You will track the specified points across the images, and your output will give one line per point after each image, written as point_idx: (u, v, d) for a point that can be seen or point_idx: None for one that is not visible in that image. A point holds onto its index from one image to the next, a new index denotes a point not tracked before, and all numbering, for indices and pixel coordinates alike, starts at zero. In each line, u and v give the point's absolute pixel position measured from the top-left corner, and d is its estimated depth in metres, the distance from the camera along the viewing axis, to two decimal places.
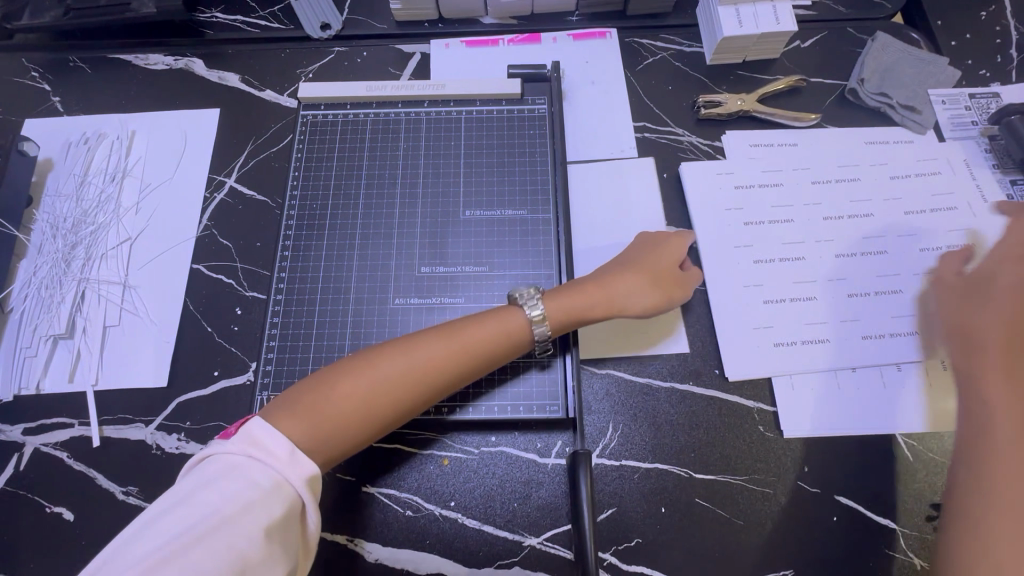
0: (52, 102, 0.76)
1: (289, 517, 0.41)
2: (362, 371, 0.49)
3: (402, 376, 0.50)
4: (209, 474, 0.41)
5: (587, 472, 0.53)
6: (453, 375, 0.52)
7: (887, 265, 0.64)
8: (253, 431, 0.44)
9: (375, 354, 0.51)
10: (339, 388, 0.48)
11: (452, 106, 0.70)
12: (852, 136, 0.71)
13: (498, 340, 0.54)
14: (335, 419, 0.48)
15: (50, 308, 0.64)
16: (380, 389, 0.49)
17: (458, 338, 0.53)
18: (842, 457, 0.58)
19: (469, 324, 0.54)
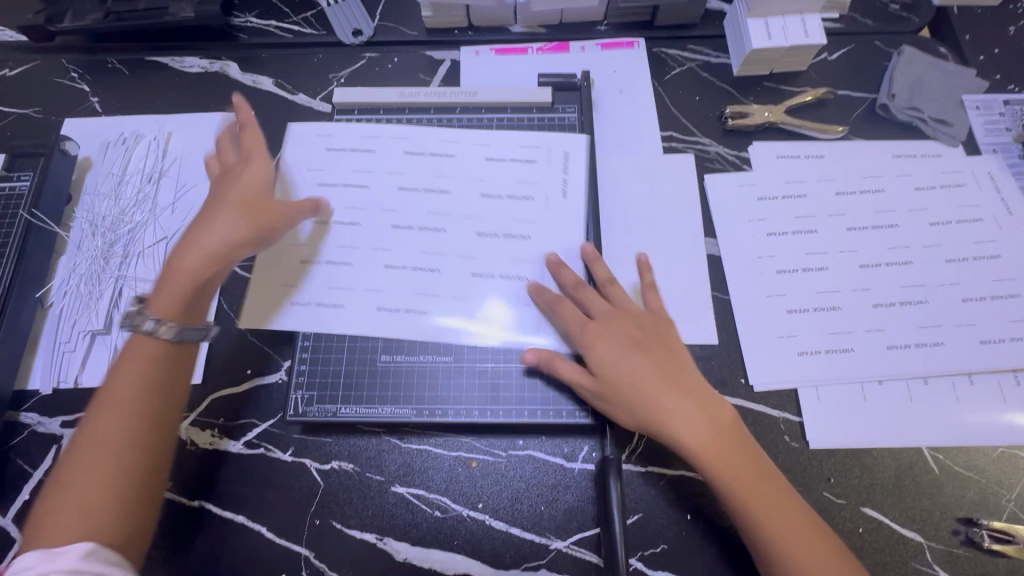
0: (90, 102, 0.78)
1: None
2: (70, 473, 0.48)
3: (100, 467, 0.48)
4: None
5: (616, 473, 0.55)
6: (112, 441, 0.49)
7: (913, 276, 0.64)
8: (42, 542, 0.43)
9: (61, 467, 0.50)
10: (61, 494, 0.47)
11: (483, 113, 0.72)
12: (880, 149, 0.72)
13: (142, 379, 0.52)
14: (100, 502, 0.47)
15: (88, 304, 0.66)
16: (71, 484, 0.48)
17: (112, 399, 0.51)
18: (866, 468, 0.58)
19: (122, 373, 0.52)
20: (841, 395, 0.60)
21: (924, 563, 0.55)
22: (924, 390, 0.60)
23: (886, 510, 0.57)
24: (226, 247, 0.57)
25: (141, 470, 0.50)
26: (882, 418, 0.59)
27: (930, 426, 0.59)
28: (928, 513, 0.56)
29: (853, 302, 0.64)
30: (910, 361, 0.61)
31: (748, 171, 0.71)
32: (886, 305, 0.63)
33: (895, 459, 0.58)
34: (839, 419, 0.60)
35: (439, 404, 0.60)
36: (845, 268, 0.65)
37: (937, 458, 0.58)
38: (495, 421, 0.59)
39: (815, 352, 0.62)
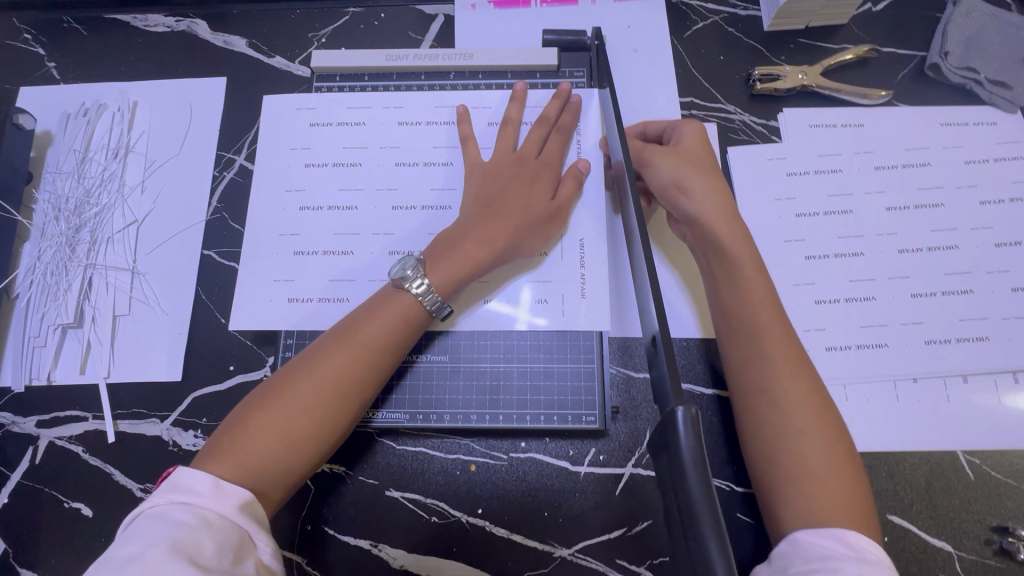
0: (47, 68, 0.71)
1: (232, 547, 0.40)
2: (270, 402, 0.46)
3: (313, 410, 0.46)
4: (138, 532, 0.39)
5: (699, 431, 0.31)
6: (358, 384, 0.48)
7: (957, 263, 0.58)
8: (179, 479, 0.42)
9: (258, 394, 0.48)
10: (252, 423, 0.46)
11: (480, 78, 0.64)
12: (926, 117, 0.64)
13: (393, 338, 0.50)
14: (277, 446, 0.45)
15: (56, 296, 0.61)
16: (279, 424, 0.46)
17: (359, 346, 0.49)
18: (894, 472, 0.54)
19: (364, 321, 0.50)
20: (871, 394, 0.56)
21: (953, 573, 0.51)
22: (963, 389, 0.55)
23: (915, 518, 0.53)
24: (487, 228, 0.53)
25: (347, 417, 0.48)
26: (913, 420, 0.55)
27: (966, 428, 0.54)
28: (959, 521, 0.53)
29: (889, 292, 0.58)
30: (949, 357, 0.56)
31: (777, 143, 0.64)
32: (925, 296, 0.57)
33: (926, 464, 0.54)
34: (868, 421, 0.55)
35: (433, 407, 0.56)
36: (881, 254, 0.59)
37: (972, 463, 0.54)
38: (494, 425, 0.55)
39: (844, 347, 0.57)
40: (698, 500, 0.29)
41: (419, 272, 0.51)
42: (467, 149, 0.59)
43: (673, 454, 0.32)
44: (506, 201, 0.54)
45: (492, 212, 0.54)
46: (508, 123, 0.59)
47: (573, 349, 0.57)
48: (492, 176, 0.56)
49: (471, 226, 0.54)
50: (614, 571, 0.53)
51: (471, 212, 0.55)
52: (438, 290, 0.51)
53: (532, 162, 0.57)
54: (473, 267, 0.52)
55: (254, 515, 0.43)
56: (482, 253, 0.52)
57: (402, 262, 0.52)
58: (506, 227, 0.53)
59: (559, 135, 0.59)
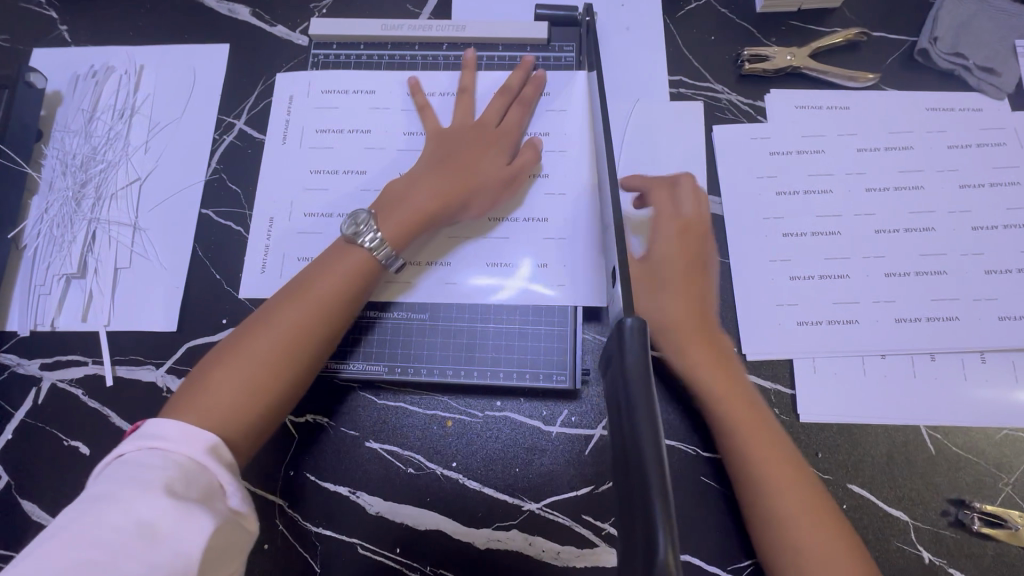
0: (59, 31, 0.73)
1: (201, 485, 0.42)
2: (229, 356, 0.49)
3: (273, 348, 0.49)
4: (107, 475, 0.41)
5: (644, 346, 0.37)
6: (318, 334, 0.51)
7: (933, 244, 0.59)
8: (146, 429, 0.44)
9: (216, 357, 0.49)
10: (213, 375, 0.48)
11: (472, 50, 0.66)
12: (912, 101, 0.64)
13: (345, 290, 0.53)
14: (239, 393, 0.47)
15: (61, 247, 0.64)
16: (247, 372, 0.48)
17: (313, 299, 0.52)
18: (858, 442, 0.56)
19: (315, 276, 0.53)
20: (839, 368, 0.57)
21: (907, 542, 0.53)
22: (931, 368, 0.56)
23: (875, 489, 0.54)
24: (433, 189, 0.57)
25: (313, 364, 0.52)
26: (879, 395, 0.56)
27: (930, 405, 0.56)
28: (918, 492, 0.54)
29: (863, 270, 0.59)
30: (917, 335, 0.57)
31: (762, 123, 0.65)
32: (898, 275, 0.59)
33: (888, 436, 0.56)
34: (834, 395, 0.57)
35: (411, 364, 0.59)
36: (858, 233, 0.60)
37: (935, 438, 0.55)
38: (468, 381, 0.58)
39: (815, 322, 0.58)
40: (644, 434, 0.32)
41: (370, 227, 0.54)
42: (425, 117, 0.63)
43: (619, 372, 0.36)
44: (461, 163, 0.58)
45: (443, 176, 0.57)
46: (462, 91, 0.63)
47: (548, 314, 0.59)
48: (447, 143, 0.60)
49: (419, 189, 0.57)
50: (580, 526, 0.55)
51: (425, 167, 0.58)
52: (390, 244, 0.54)
53: (485, 132, 0.60)
54: (416, 225, 0.56)
55: (221, 459, 0.44)
56: (427, 211, 0.56)
57: (353, 217, 0.55)
58: (456, 185, 0.57)
59: (519, 105, 0.62)
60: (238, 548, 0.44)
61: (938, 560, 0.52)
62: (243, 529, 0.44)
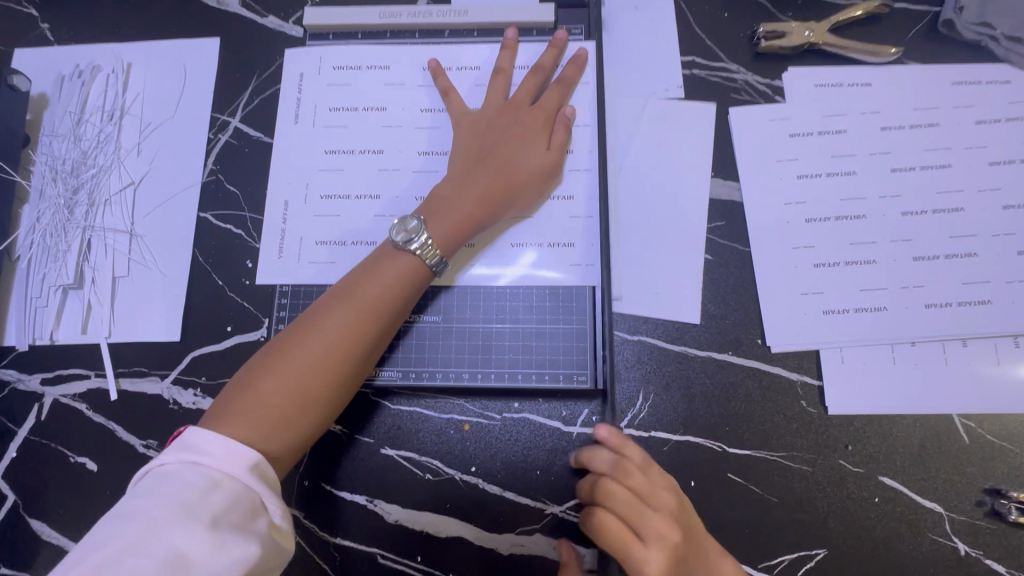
0: (40, 30, 0.70)
1: (245, 506, 0.40)
2: (277, 362, 0.47)
3: (330, 356, 0.47)
4: (146, 489, 0.39)
5: None
6: (368, 340, 0.49)
7: (962, 225, 0.57)
8: (190, 439, 0.42)
9: (263, 361, 0.47)
10: (263, 381, 0.46)
11: (476, 36, 0.64)
12: (937, 75, 0.61)
13: (394, 292, 0.50)
14: (300, 404, 0.46)
15: (56, 257, 0.62)
16: (297, 379, 0.46)
17: (360, 303, 0.49)
18: (889, 433, 0.54)
19: (364, 278, 0.51)
20: (868, 357, 0.55)
21: (942, 533, 0.51)
22: (962, 355, 0.55)
23: (907, 481, 0.53)
24: (483, 185, 0.54)
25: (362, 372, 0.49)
26: (910, 384, 0.54)
27: (962, 393, 0.54)
28: (951, 483, 0.52)
29: (890, 255, 0.57)
30: (948, 321, 0.55)
31: (780, 103, 0.62)
32: (927, 259, 0.56)
33: (920, 427, 0.54)
34: (864, 385, 0.55)
35: (425, 367, 0.57)
36: (883, 216, 0.58)
37: (968, 427, 0.54)
38: (484, 383, 0.56)
39: (842, 311, 0.56)
40: None
41: (421, 233, 0.52)
42: (452, 101, 0.60)
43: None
44: (502, 155, 0.56)
45: (491, 169, 0.55)
46: (501, 70, 0.60)
47: (567, 311, 0.57)
48: (487, 130, 0.57)
49: (467, 184, 0.55)
50: None
51: (465, 163, 0.56)
52: (438, 246, 0.52)
53: (525, 113, 0.58)
54: (468, 223, 0.54)
55: (264, 477, 0.42)
56: (478, 209, 0.54)
57: (403, 223, 0.52)
58: (505, 174, 0.55)
59: (556, 84, 0.59)
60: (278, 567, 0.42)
61: (974, 551, 0.51)
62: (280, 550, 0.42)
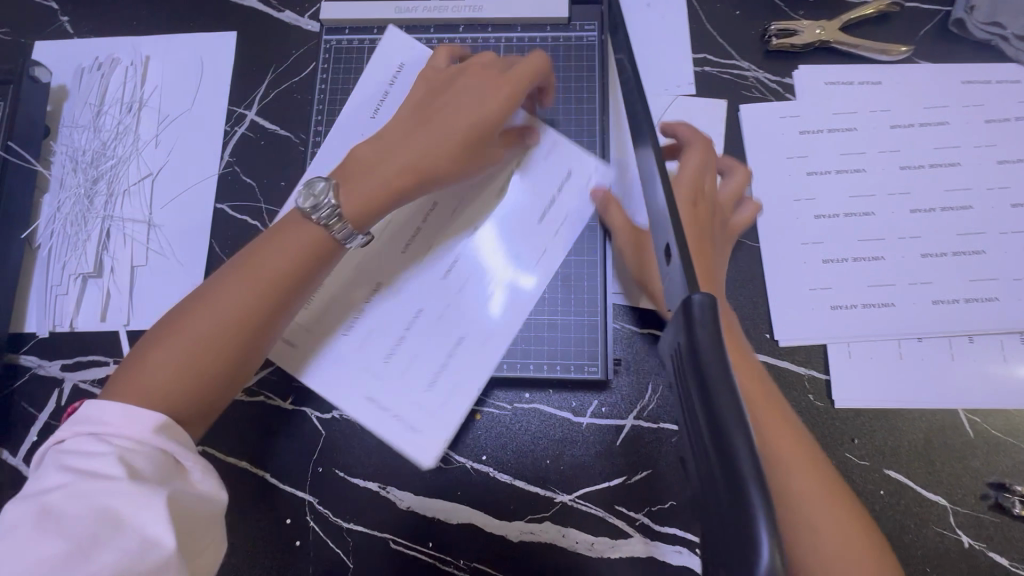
0: (61, 22, 0.71)
1: (156, 466, 0.40)
2: (164, 336, 0.45)
3: (206, 334, 0.45)
4: (51, 465, 0.40)
5: (717, 318, 0.30)
6: (257, 316, 0.47)
7: (971, 223, 0.57)
8: (85, 412, 0.43)
9: (155, 335, 0.46)
10: (152, 357, 0.44)
11: (490, 32, 0.64)
12: (947, 74, 0.62)
13: (299, 264, 0.48)
14: (182, 378, 0.44)
15: (76, 246, 0.63)
16: (174, 354, 0.44)
17: (254, 276, 0.47)
18: (894, 427, 0.54)
19: (262, 249, 0.49)
20: (875, 352, 0.56)
21: (947, 527, 0.52)
22: (969, 350, 0.55)
23: (913, 475, 0.53)
24: (404, 154, 0.51)
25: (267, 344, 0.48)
26: (917, 380, 0.55)
27: (968, 388, 0.55)
28: (957, 477, 0.53)
29: (898, 252, 0.57)
30: (955, 317, 0.56)
31: (791, 101, 0.62)
32: (935, 256, 0.57)
33: (928, 421, 0.54)
34: (871, 379, 0.55)
35: None
36: (892, 213, 0.58)
37: (974, 422, 0.54)
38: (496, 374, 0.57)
39: (850, 306, 0.57)
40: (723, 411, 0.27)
41: (332, 199, 0.49)
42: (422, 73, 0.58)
43: (689, 344, 0.30)
44: (430, 122, 0.52)
45: (419, 136, 0.52)
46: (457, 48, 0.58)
47: (578, 303, 0.58)
48: (423, 99, 0.55)
49: (387, 152, 0.52)
50: (613, 516, 0.54)
51: (390, 132, 0.53)
52: (347, 219, 0.49)
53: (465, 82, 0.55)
54: (384, 198, 0.50)
55: (176, 436, 0.43)
56: (392, 183, 0.50)
57: (310, 188, 0.50)
58: (445, 146, 0.52)
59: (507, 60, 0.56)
60: (213, 524, 0.43)
61: (979, 543, 0.51)
62: (209, 506, 0.43)
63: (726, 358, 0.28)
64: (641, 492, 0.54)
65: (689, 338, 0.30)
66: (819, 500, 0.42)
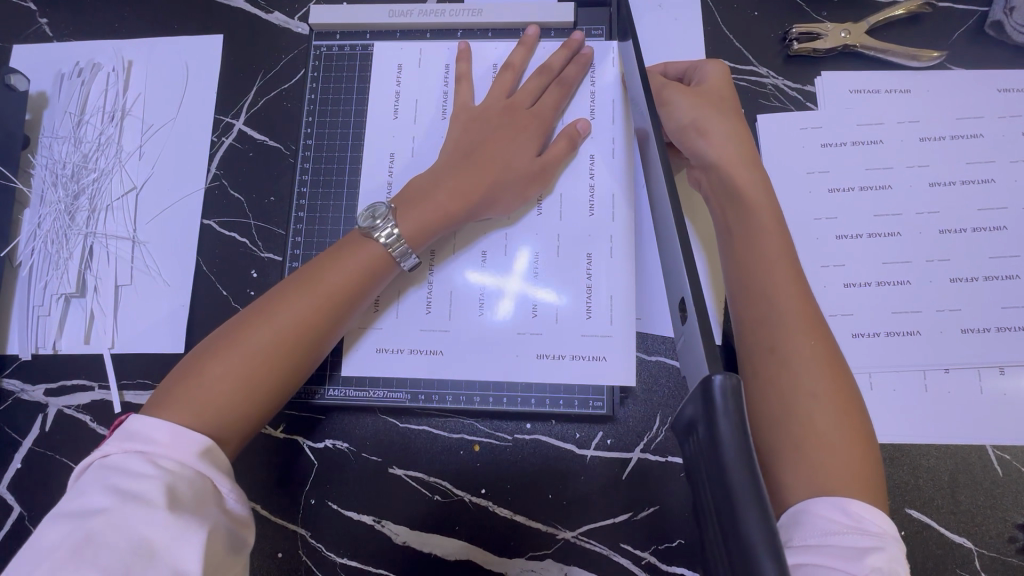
0: (39, 25, 0.67)
1: (195, 493, 0.37)
2: (222, 349, 0.43)
3: (267, 348, 0.44)
4: (90, 482, 0.37)
5: (741, 404, 0.28)
6: (318, 332, 0.46)
7: (1004, 244, 0.54)
8: (131, 427, 0.40)
9: (210, 348, 0.44)
10: (208, 370, 0.42)
11: (490, 37, 0.60)
12: (981, 81, 0.58)
13: (360, 285, 0.48)
14: (240, 397, 0.42)
15: (58, 264, 0.60)
16: (233, 369, 0.43)
17: (318, 292, 0.46)
18: (915, 463, 0.51)
19: (326, 268, 0.48)
20: (898, 384, 0.53)
21: (971, 571, 0.49)
22: (999, 382, 0.52)
23: (938, 516, 0.50)
24: (462, 178, 0.51)
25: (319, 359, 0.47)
26: (943, 413, 0.52)
27: (997, 423, 0.51)
28: (983, 517, 0.50)
29: (925, 275, 0.54)
30: (986, 346, 0.52)
31: (812, 111, 0.58)
32: (964, 281, 0.53)
33: (954, 458, 0.51)
34: (893, 413, 0.52)
35: (434, 389, 0.54)
36: (919, 233, 0.55)
37: (1003, 459, 0.51)
38: (495, 407, 0.54)
39: (872, 334, 0.53)
40: (747, 520, 0.25)
41: (388, 221, 0.49)
42: (460, 90, 0.57)
43: (709, 430, 0.28)
44: (491, 149, 0.53)
45: (477, 162, 0.52)
46: (508, 68, 0.57)
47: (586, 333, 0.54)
48: (478, 122, 0.55)
49: (448, 177, 0.52)
50: (617, 554, 0.52)
51: (449, 158, 0.53)
52: (406, 240, 0.49)
53: (519, 110, 0.55)
54: (446, 219, 0.51)
55: (217, 462, 0.40)
56: (456, 205, 0.51)
57: (371, 211, 0.50)
58: (496, 170, 0.52)
59: (558, 88, 0.56)
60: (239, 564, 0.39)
61: None
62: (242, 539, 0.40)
63: (752, 456, 0.27)
64: (647, 530, 0.52)
65: (709, 424, 0.28)
66: (828, 412, 0.40)
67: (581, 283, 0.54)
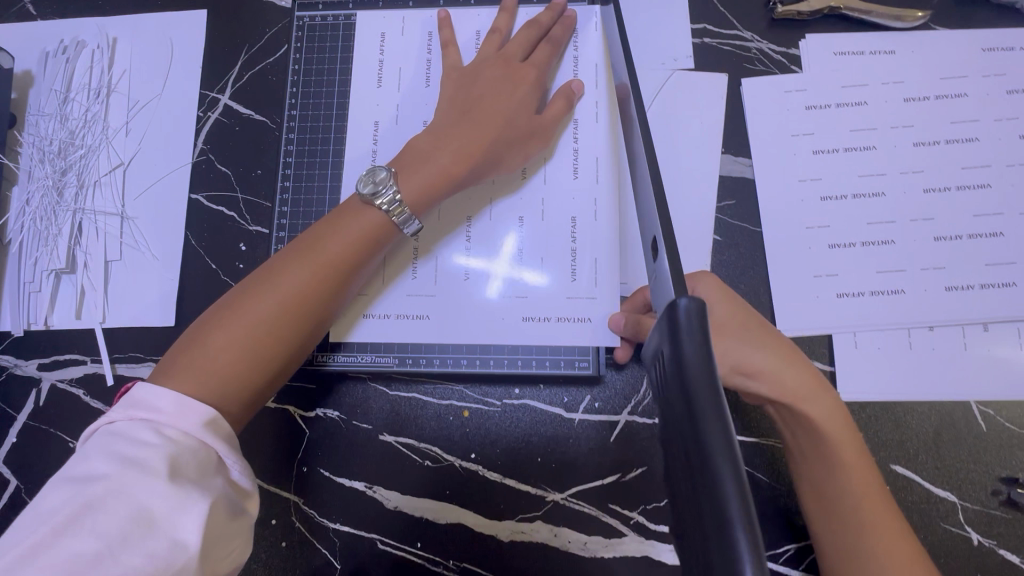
0: (22, 4, 0.67)
1: (199, 464, 0.38)
2: (224, 317, 0.43)
3: (269, 314, 0.44)
4: (98, 446, 0.37)
5: (706, 328, 0.29)
6: (320, 299, 0.46)
7: (987, 202, 0.54)
8: (137, 395, 0.40)
9: (213, 317, 0.44)
10: (212, 338, 0.42)
11: (473, 5, 0.60)
12: (965, 41, 0.57)
13: (360, 252, 0.48)
14: (246, 363, 0.43)
15: (47, 240, 0.60)
16: (237, 337, 0.43)
17: (318, 258, 0.46)
18: (899, 420, 0.52)
19: (324, 235, 0.47)
20: (882, 342, 0.53)
21: (955, 523, 0.50)
22: (983, 339, 0.52)
23: (922, 471, 0.51)
24: (462, 138, 0.51)
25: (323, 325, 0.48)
26: (927, 370, 0.52)
27: (981, 379, 0.52)
28: (967, 471, 0.51)
29: (909, 235, 0.54)
30: (970, 304, 0.52)
31: (796, 74, 0.58)
32: (948, 239, 0.54)
33: (939, 414, 0.52)
34: (877, 371, 0.53)
35: (422, 354, 0.55)
36: (904, 192, 0.55)
37: (986, 415, 0.52)
38: (482, 371, 0.54)
39: (857, 293, 0.54)
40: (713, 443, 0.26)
41: (390, 187, 0.49)
42: (448, 54, 0.57)
43: (676, 358, 0.29)
44: (488, 109, 0.52)
45: (474, 122, 0.52)
46: (495, 31, 0.57)
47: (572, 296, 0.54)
48: (471, 83, 0.54)
49: (447, 139, 0.51)
50: (606, 515, 0.52)
51: (444, 119, 0.53)
52: (408, 204, 0.49)
53: (513, 69, 0.55)
54: (448, 181, 0.50)
55: (222, 433, 0.40)
56: (457, 168, 0.50)
57: (370, 175, 0.49)
58: (494, 131, 0.52)
59: (548, 46, 0.56)
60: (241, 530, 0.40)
61: (988, 541, 0.49)
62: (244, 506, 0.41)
63: (714, 376, 0.27)
64: (635, 491, 0.52)
65: (678, 355, 0.29)
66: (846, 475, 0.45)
67: (568, 249, 0.55)
